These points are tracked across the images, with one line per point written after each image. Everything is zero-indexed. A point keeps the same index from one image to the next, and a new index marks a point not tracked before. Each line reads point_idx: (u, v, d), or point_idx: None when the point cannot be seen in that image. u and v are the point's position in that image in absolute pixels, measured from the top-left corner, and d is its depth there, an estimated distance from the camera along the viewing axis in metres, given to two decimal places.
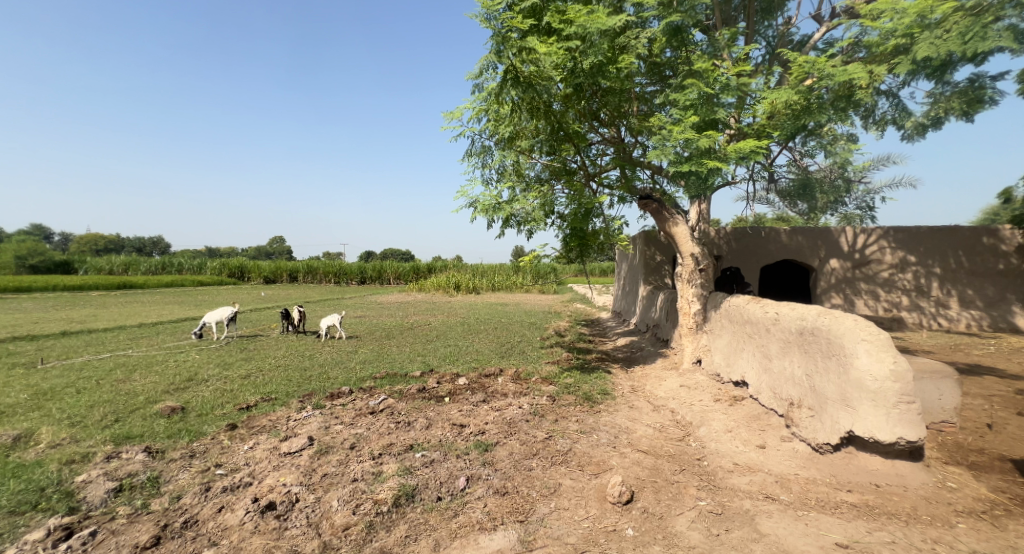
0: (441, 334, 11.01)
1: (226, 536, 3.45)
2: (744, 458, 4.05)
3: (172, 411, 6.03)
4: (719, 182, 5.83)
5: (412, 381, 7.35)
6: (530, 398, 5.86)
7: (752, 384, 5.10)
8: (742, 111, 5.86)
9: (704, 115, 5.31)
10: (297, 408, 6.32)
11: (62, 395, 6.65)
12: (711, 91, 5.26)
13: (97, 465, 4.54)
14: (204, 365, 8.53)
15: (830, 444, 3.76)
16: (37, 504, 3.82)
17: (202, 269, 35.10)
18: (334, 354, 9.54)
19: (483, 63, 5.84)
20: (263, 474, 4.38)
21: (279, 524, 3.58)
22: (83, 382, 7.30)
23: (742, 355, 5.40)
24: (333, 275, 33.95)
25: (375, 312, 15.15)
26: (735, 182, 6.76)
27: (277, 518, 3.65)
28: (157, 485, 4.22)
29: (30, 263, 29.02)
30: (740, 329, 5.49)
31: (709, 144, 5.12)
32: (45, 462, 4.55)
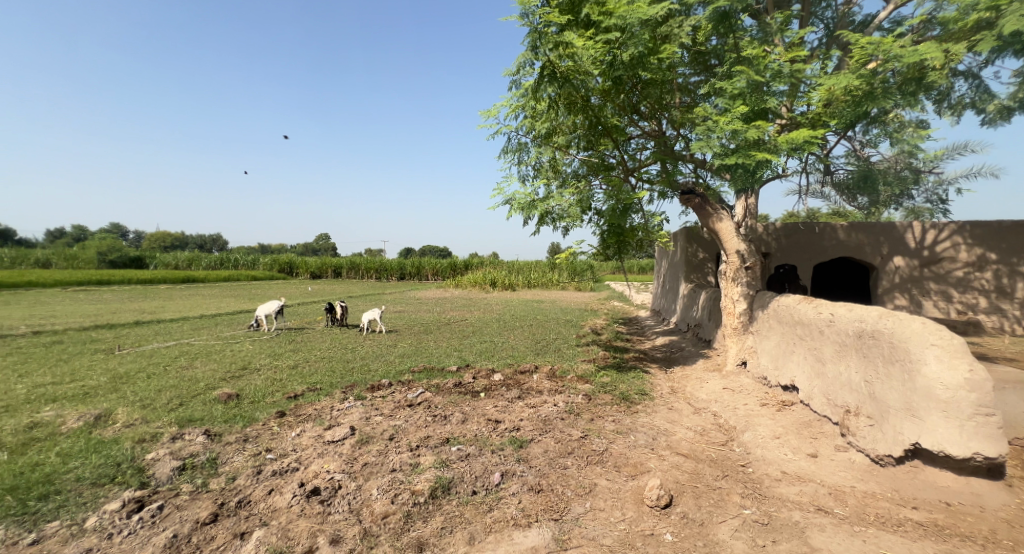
0: (477, 329, 11.12)
1: (275, 518, 3.62)
2: (794, 467, 3.87)
3: (228, 397, 6.38)
4: (768, 174, 5.54)
5: (449, 376, 7.46)
6: (565, 396, 5.83)
7: (802, 388, 4.87)
8: (796, 99, 5.59)
9: (753, 104, 5.08)
10: (340, 398, 6.54)
11: (135, 379, 7.19)
12: (761, 79, 5.02)
13: (164, 444, 4.87)
14: (257, 355, 9.00)
15: (893, 456, 3.54)
16: (113, 477, 4.15)
17: (254, 264, 37.02)
18: (375, 347, 9.82)
19: (519, 60, 5.81)
20: (309, 460, 4.57)
21: (323, 509, 3.72)
22: (152, 367, 7.84)
23: (792, 358, 5.15)
24: (374, 271, 34.79)
25: (414, 307, 15.49)
26: (786, 175, 6.47)
27: (322, 503, 3.79)
28: (214, 465, 4.48)
29: (109, 260, 31.66)
30: (790, 330, 5.24)
31: (758, 135, 4.90)
32: (121, 440, 4.94)
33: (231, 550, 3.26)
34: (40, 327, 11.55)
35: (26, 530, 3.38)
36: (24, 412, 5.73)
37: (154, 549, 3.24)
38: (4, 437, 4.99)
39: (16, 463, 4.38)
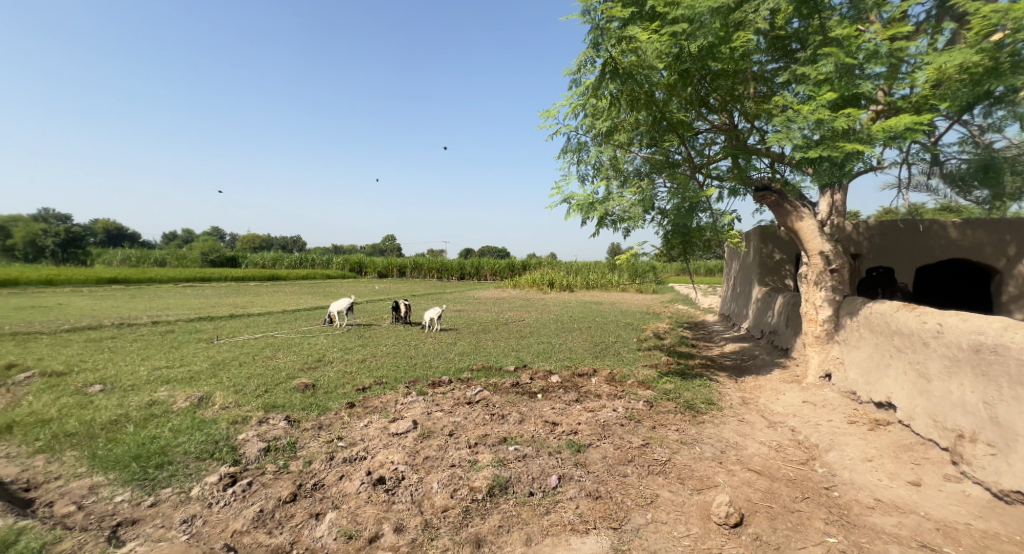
0: (534, 330, 11.13)
1: (346, 502, 3.84)
2: (890, 495, 3.49)
3: (306, 386, 6.83)
4: (861, 167, 5.08)
5: (506, 375, 7.51)
6: (625, 401, 5.66)
7: (901, 407, 4.40)
8: (896, 81, 5.06)
9: (843, 89, 4.65)
10: (404, 392, 6.79)
11: (229, 366, 7.93)
12: (853, 61, 4.59)
13: (253, 426, 5.32)
14: (330, 348, 9.58)
15: (1021, 493, 3.09)
16: (213, 453, 4.64)
17: (328, 264, 39.51)
18: (436, 344, 10.11)
19: (580, 59, 5.73)
20: (375, 450, 4.78)
21: (388, 497, 3.88)
22: (242, 356, 8.60)
23: (889, 373, 4.67)
24: (435, 271, 35.87)
25: (473, 306, 15.77)
26: (884, 168, 5.92)
27: (386, 492, 3.95)
28: (294, 448, 4.82)
29: (210, 260, 35.19)
30: (886, 341, 4.75)
31: (847, 124, 4.50)
32: (218, 420, 5.45)
33: (306, 531, 3.53)
34: (154, 317, 13.10)
35: (148, 493, 3.97)
36: (145, 391, 6.52)
37: (243, 523, 3.60)
38: (128, 412, 5.72)
39: (137, 436, 5.01)
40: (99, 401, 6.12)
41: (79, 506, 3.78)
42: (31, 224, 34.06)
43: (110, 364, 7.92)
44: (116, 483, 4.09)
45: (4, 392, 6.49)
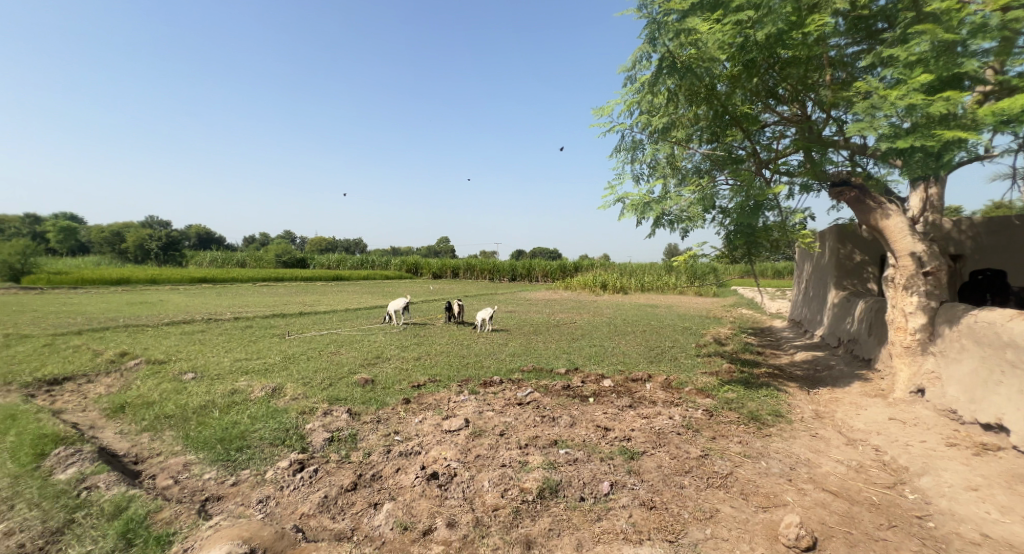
0: (587, 332, 10.97)
1: (401, 494, 3.97)
2: (998, 530, 3.10)
3: (366, 381, 7.12)
4: (964, 157, 4.55)
5: (557, 378, 7.44)
6: (682, 409, 5.43)
7: (1017, 431, 3.90)
8: (1009, 58, 4.46)
9: (940, 70, 4.18)
10: (456, 391, 6.90)
11: (298, 360, 8.45)
12: (954, 38, 4.12)
13: (319, 417, 5.64)
14: (387, 346, 9.95)
15: None
16: (284, 440, 5.04)
17: (386, 265, 41.12)
18: (488, 344, 10.22)
19: (635, 55, 5.57)
20: (429, 446, 4.88)
21: (441, 493, 3.95)
22: (310, 351, 9.14)
23: (1000, 392, 4.16)
24: (487, 272, 36.31)
25: (525, 308, 15.81)
26: (990, 156, 5.28)
27: (440, 487, 4.03)
28: (355, 440, 5.07)
29: (282, 260, 37.74)
30: (994, 355, 4.24)
31: (945, 109, 4.05)
32: (289, 410, 5.84)
33: (366, 519, 3.70)
34: (237, 313, 14.29)
35: (231, 472, 4.45)
36: (228, 380, 7.11)
37: (310, 507, 3.85)
38: (214, 398, 6.25)
39: (220, 421, 5.49)
40: (191, 387, 6.74)
41: (175, 480, 4.34)
42: (136, 230, 38.30)
43: (200, 354, 8.72)
44: (205, 462, 4.62)
45: (116, 376, 7.34)
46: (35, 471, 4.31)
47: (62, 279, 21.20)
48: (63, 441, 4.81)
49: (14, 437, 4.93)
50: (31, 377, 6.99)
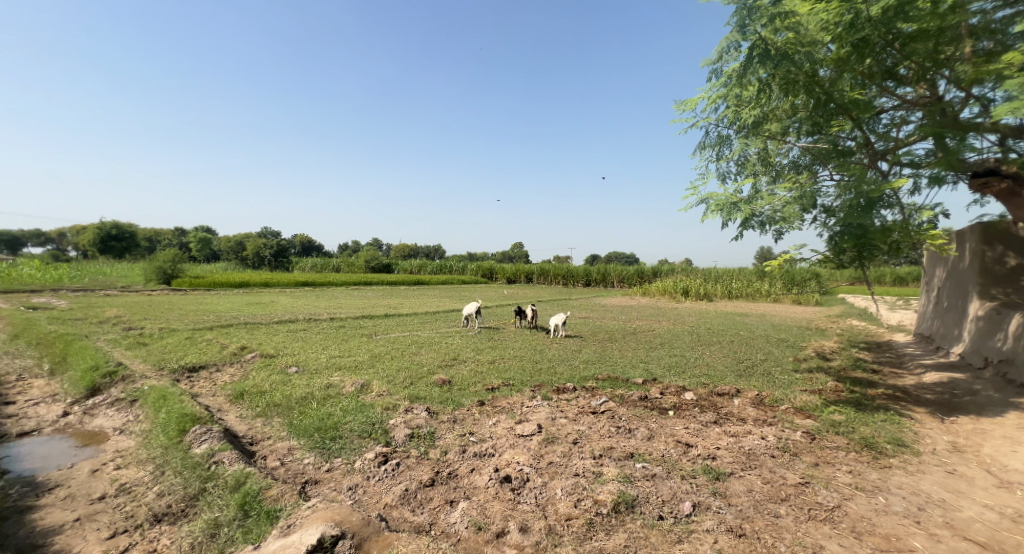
0: (666, 341, 10.46)
1: (475, 494, 4.03)
2: None
3: (443, 382, 7.34)
4: None
5: (634, 388, 7.14)
6: (777, 430, 4.94)
7: None
8: None
9: None
10: (529, 396, 6.87)
11: (383, 358, 8.94)
12: None
13: (400, 413, 5.89)
14: (463, 348, 10.20)
15: None
16: (370, 433, 5.33)
17: (462, 270, 42.41)
18: (561, 350, 10.09)
19: (722, 46, 5.21)
20: (502, 449, 4.89)
21: (514, 496, 3.95)
22: (394, 351, 9.63)
23: None
24: (560, 277, 36.07)
25: (599, 314, 15.44)
26: None
27: (513, 491, 4.03)
28: (432, 438, 5.23)
29: (370, 265, 40.46)
30: None
31: None
32: (375, 405, 6.17)
33: (443, 515, 3.80)
34: (333, 314, 15.50)
35: (326, 459, 4.81)
36: (324, 375, 7.69)
37: (393, 498, 4.05)
38: (311, 391, 6.77)
39: (317, 412, 5.92)
40: (293, 380, 7.38)
41: (281, 462, 4.83)
42: (252, 239, 43.32)
43: (300, 350, 9.54)
44: (305, 448, 5.06)
45: (237, 366, 8.29)
46: (179, 445, 5.05)
47: (198, 281, 24.46)
48: (198, 419, 5.46)
49: (164, 415, 5.75)
50: (173, 365, 8.12)
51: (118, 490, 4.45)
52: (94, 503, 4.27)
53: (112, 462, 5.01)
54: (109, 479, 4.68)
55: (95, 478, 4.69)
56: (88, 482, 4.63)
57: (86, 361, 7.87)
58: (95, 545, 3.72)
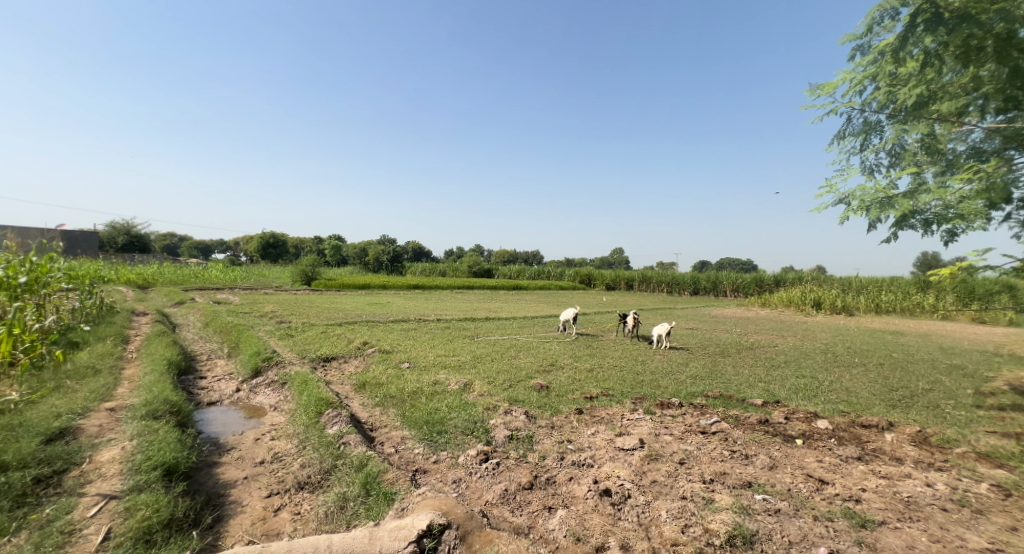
0: (792, 359, 9.27)
1: (574, 504, 3.93)
2: None
3: (541, 387, 7.27)
4: None
5: (751, 410, 6.40)
6: (946, 478, 4.06)
7: None
8: None
9: None
10: (631, 408, 6.52)
11: (484, 360, 9.15)
12: None
13: (500, 414, 5.95)
14: (561, 354, 10.06)
15: None
16: (472, 431, 5.43)
17: (561, 276, 42.34)
18: (665, 363, 9.47)
19: (874, 15, 4.45)
20: (602, 460, 4.69)
21: (614, 513, 3.76)
22: (494, 353, 9.82)
23: None
24: (665, 284, 34.17)
25: (709, 325, 14.25)
26: None
27: (613, 505, 3.86)
28: (531, 441, 5.19)
29: (473, 269, 42.26)
30: None
31: None
32: (477, 404, 6.32)
33: (541, 520, 3.74)
34: (440, 315, 16.33)
35: (433, 451, 5.01)
36: (431, 372, 8.08)
37: (494, 496, 4.09)
38: (421, 386, 7.15)
39: (426, 406, 6.22)
40: (406, 374, 7.87)
41: (396, 450, 5.13)
42: (373, 245, 47.79)
43: (409, 348, 10.17)
44: (415, 439, 5.32)
45: (360, 359, 9.10)
46: (316, 425, 5.62)
47: (331, 283, 27.57)
48: (331, 404, 6.03)
49: (306, 397, 6.45)
50: (312, 354, 9.16)
51: (273, 457, 5.08)
52: (257, 466, 4.92)
53: (269, 433, 5.75)
54: (266, 447, 5.36)
55: (257, 445, 5.42)
56: (252, 447, 5.35)
57: (251, 346, 9.20)
58: (258, 501, 4.26)
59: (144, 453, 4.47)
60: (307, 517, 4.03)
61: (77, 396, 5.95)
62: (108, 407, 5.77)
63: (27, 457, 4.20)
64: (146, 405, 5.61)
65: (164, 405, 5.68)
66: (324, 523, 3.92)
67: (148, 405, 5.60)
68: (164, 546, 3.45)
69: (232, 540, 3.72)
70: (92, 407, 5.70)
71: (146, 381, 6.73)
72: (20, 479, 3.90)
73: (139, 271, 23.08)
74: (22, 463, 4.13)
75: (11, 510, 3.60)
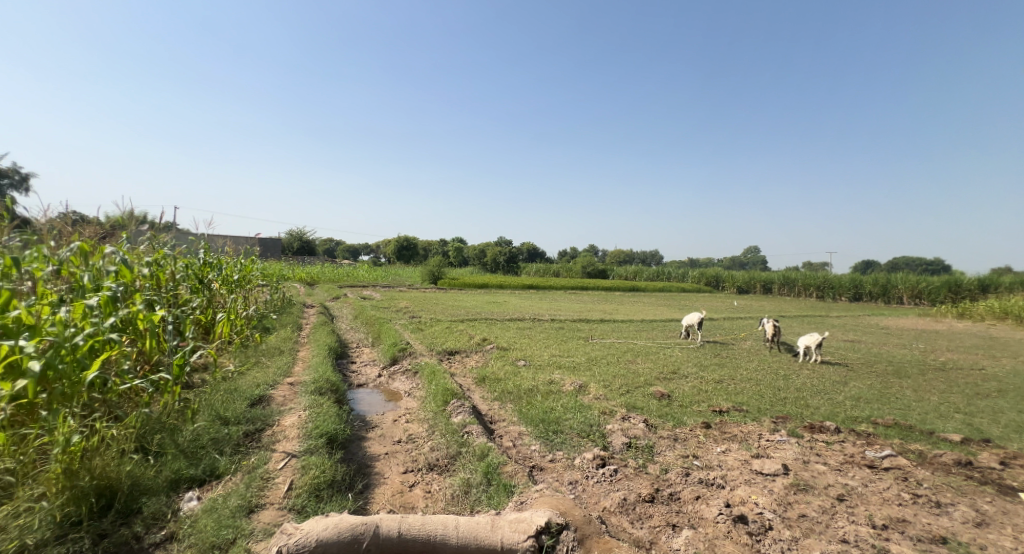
0: (1004, 388, 7.27)
1: (702, 526, 3.53)
2: None
3: (661, 395, 6.71)
4: None
5: (943, 447, 5.12)
6: None
7: None
8: None
9: None
10: (770, 428, 5.67)
11: (600, 363, 8.78)
12: None
13: (617, 420, 5.60)
14: (685, 362, 9.23)
15: None
16: (588, 434, 5.19)
17: (685, 277, 39.69)
18: (814, 380, 8.11)
19: None
20: (735, 483, 4.20)
21: (752, 544, 3.29)
22: (609, 356, 9.38)
23: None
24: (813, 287, 29.91)
25: (878, 338, 11.92)
26: None
27: (750, 535, 3.37)
28: (651, 452, 4.82)
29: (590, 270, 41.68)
30: None
31: None
32: (593, 407, 6.02)
33: (664, 537, 3.44)
34: (556, 315, 16.23)
35: (549, 450, 4.87)
36: (547, 371, 7.96)
37: (612, 503, 3.84)
38: (537, 384, 7.08)
39: (542, 404, 6.11)
40: (523, 372, 7.86)
41: (513, 444, 5.08)
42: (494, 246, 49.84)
43: (526, 346, 10.22)
44: (532, 435, 5.23)
45: (480, 354, 9.37)
46: (443, 413, 5.84)
47: (456, 283, 29.34)
48: (455, 394, 6.27)
49: (435, 386, 6.79)
50: (439, 347, 9.70)
51: (408, 438, 5.38)
52: (395, 444, 5.24)
53: (405, 416, 6.13)
54: (402, 428, 5.71)
55: (396, 426, 5.79)
56: (392, 427, 5.74)
57: (390, 338, 10.07)
58: (396, 475, 4.51)
59: (314, 421, 5.01)
60: (436, 497, 4.14)
61: (269, 370, 7.07)
62: (289, 381, 6.70)
63: (240, 416, 5.04)
64: (314, 382, 6.40)
65: (326, 383, 6.41)
66: (450, 504, 4.01)
67: (315, 383, 6.37)
68: (328, 501, 3.77)
69: (377, 506, 3.95)
70: (279, 380, 6.68)
71: (314, 361, 7.73)
72: (236, 432, 4.68)
73: (306, 270, 27.06)
74: (237, 419, 4.98)
75: (231, 454, 4.34)
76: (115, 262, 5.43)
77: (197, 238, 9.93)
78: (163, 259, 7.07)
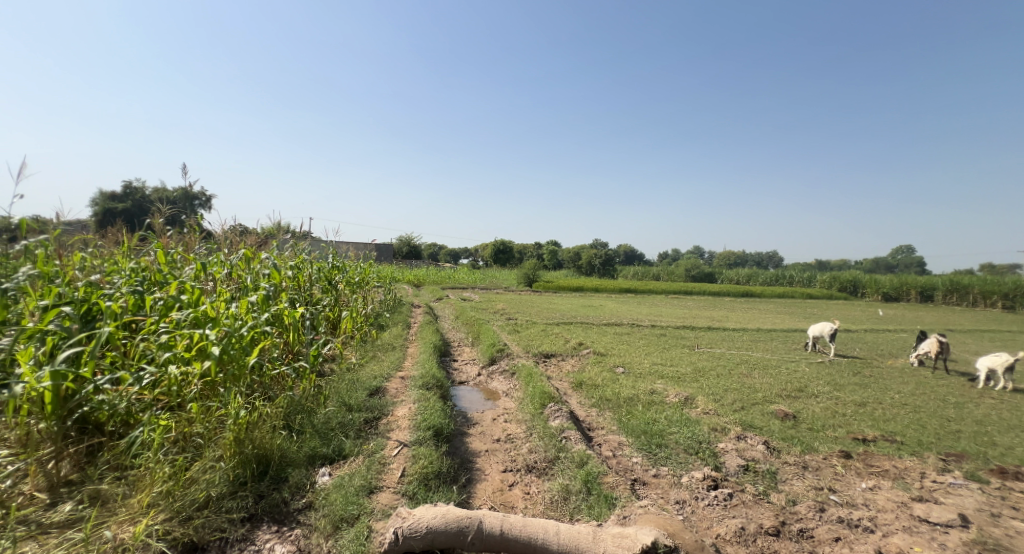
0: None
1: None
2: None
3: (786, 414, 5.72)
4: None
5: None
6: None
7: None
8: None
9: None
10: (937, 466, 4.50)
11: (710, 374, 7.84)
12: None
13: (731, 439, 4.84)
14: (816, 378, 7.89)
15: None
16: (697, 451, 4.52)
17: (810, 281, 35.14)
18: (1000, 412, 6.39)
19: None
20: (889, 528, 3.42)
21: None
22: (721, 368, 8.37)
23: None
24: (988, 295, 24.53)
25: None
26: None
27: None
28: (774, 479, 4.06)
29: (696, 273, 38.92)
30: None
31: None
32: (702, 422, 5.29)
33: None
34: (659, 321, 15.17)
35: (653, 464, 4.33)
36: (649, 380, 7.29)
37: (728, 531, 3.31)
38: (638, 393, 6.48)
39: (644, 414, 5.52)
40: (624, 379, 7.29)
41: (614, 454, 4.61)
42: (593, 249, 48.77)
43: (627, 352, 9.57)
44: (634, 446, 4.71)
45: (578, 358, 8.97)
46: (541, 417, 5.56)
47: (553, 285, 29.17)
48: (553, 398, 5.96)
49: (532, 388, 6.53)
50: (536, 349, 9.49)
51: (507, 438, 5.15)
52: (495, 442, 5.05)
53: (503, 416, 5.95)
54: (501, 427, 5.53)
55: (495, 424, 5.62)
56: (491, 425, 5.58)
57: (489, 338, 10.09)
58: (496, 473, 4.29)
59: (421, 414, 5.00)
60: (535, 499, 3.83)
61: (384, 364, 7.43)
62: (400, 375, 6.93)
63: (361, 403, 5.22)
64: (421, 377, 6.53)
65: (432, 379, 6.48)
66: (550, 509, 3.68)
67: (422, 378, 6.47)
68: (436, 491, 3.66)
69: (478, 502, 3.76)
70: (391, 373, 6.94)
71: (421, 358, 7.95)
72: (358, 418, 4.82)
73: (414, 273, 28.77)
74: (359, 407, 5.16)
75: (355, 438, 4.46)
76: (269, 266, 6.03)
77: (326, 245, 10.90)
78: (302, 263, 7.78)
